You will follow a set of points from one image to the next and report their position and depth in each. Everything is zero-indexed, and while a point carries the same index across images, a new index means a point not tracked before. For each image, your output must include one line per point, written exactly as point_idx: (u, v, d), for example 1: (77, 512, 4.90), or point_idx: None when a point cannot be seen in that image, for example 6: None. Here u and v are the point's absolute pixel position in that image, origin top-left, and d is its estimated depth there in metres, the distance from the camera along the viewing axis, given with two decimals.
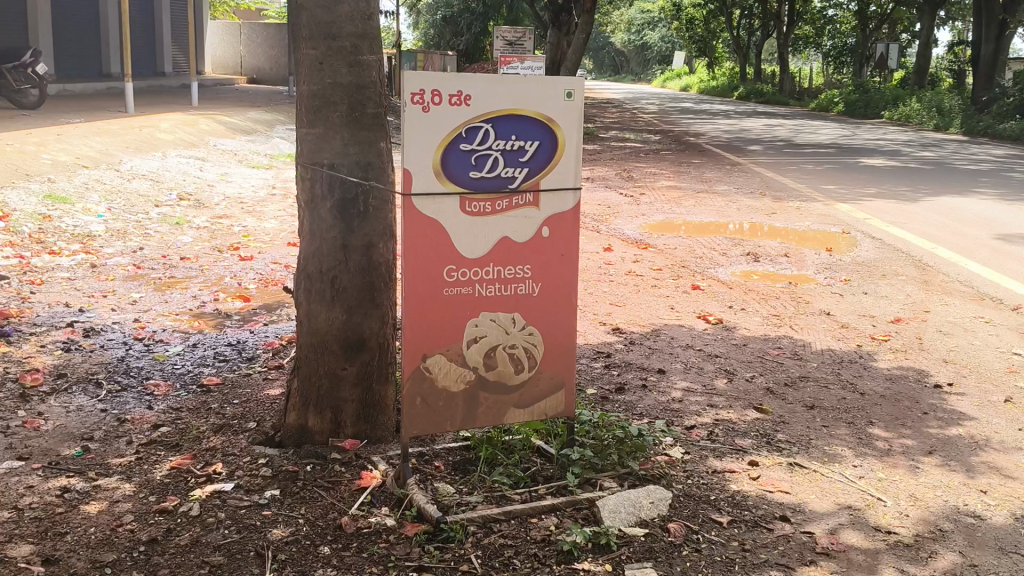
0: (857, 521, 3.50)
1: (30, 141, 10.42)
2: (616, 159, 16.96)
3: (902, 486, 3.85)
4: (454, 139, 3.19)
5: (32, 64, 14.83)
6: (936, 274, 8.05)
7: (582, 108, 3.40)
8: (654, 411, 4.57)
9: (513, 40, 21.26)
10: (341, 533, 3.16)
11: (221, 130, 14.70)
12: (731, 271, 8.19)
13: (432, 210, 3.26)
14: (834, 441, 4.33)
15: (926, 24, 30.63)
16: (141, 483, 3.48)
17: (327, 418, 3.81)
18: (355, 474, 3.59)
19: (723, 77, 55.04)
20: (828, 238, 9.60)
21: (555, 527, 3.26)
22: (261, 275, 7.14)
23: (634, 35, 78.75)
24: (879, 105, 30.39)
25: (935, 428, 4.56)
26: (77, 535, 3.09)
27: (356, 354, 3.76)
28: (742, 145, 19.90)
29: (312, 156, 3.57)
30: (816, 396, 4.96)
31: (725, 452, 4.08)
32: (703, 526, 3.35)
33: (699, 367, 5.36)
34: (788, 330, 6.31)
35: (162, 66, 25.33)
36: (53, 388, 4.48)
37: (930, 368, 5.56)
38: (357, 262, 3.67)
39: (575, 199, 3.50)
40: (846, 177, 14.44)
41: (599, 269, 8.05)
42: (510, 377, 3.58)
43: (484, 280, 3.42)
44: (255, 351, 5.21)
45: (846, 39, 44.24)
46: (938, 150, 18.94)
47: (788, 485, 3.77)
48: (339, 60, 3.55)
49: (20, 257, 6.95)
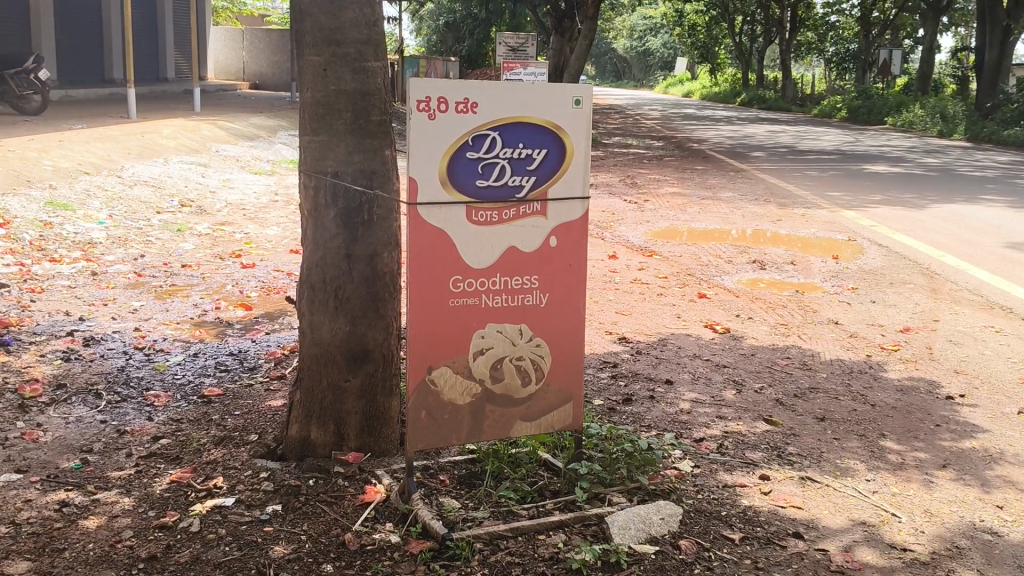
0: (872, 538, 3.43)
1: (32, 147, 10.37)
2: (619, 165, 16.90)
3: (916, 501, 3.77)
4: (460, 147, 3.13)
5: (34, 70, 14.79)
6: (944, 282, 7.98)
7: (591, 115, 3.33)
8: (663, 423, 4.50)
9: (516, 46, 21.22)
10: (344, 550, 3.09)
11: (223, 136, 14.67)
12: (737, 279, 8.11)
13: (438, 219, 3.19)
14: (845, 454, 4.25)
15: (929, 30, 30.56)
16: (141, 498, 3.41)
17: (330, 430, 3.74)
18: (358, 489, 3.52)
19: (725, 83, 55.04)
20: (833, 246, 9.53)
21: (564, 544, 3.18)
22: (263, 283, 7.08)
23: (636, 41, 78.85)
24: (882, 111, 30.32)
25: (948, 440, 4.49)
26: (75, 551, 3.02)
27: (359, 366, 3.70)
28: (745, 151, 19.85)
29: (315, 164, 3.51)
30: (826, 407, 4.88)
31: (736, 466, 4.00)
32: (715, 543, 3.27)
33: (707, 377, 5.29)
34: (796, 340, 6.24)
35: (164, 72, 25.34)
36: (52, 398, 4.41)
37: (942, 379, 5.48)
38: (361, 272, 3.60)
39: (583, 208, 3.43)
40: (851, 184, 14.38)
41: (604, 277, 7.98)
42: (516, 390, 3.51)
43: (491, 291, 3.35)
44: (257, 361, 5.15)
45: (849, 45, 44.15)
46: (943, 156, 18.86)
47: (801, 500, 3.69)
48: (344, 66, 3.49)
49: (20, 265, 6.89)
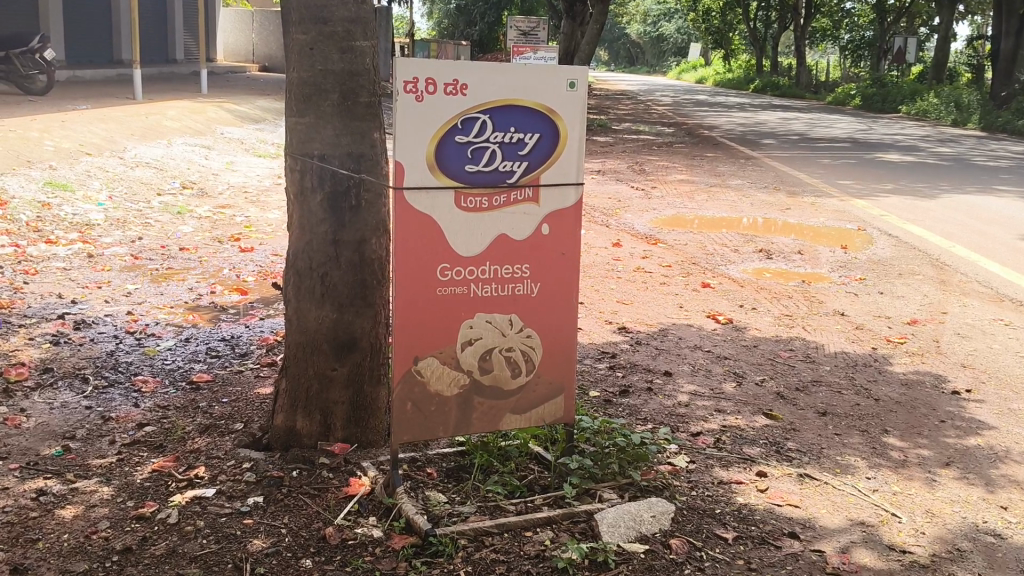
0: (870, 539, 3.32)
1: (34, 127, 10.30)
2: (628, 152, 16.69)
3: (918, 500, 3.66)
4: (449, 130, 3.02)
5: (40, 50, 14.75)
6: (954, 274, 7.83)
7: (585, 99, 3.22)
8: (659, 417, 4.39)
9: (527, 29, 21.03)
10: (325, 544, 3.01)
11: (229, 118, 14.58)
12: (742, 268, 7.98)
13: (426, 205, 3.08)
14: (845, 451, 4.14)
15: (945, 18, 30.10)
16: (120, 487, 3.34)
17: (316, 421, 3.66)
18: (342, 481, 3.44)
19: (739, 70, 54.63)
20: (843, 236, 9.36)
21: (551, 542, 3.09)
22: (261, 267, 7.01)
23: (650, 27, 78.14)
24: (896, 99, 29.95)
25: (953, 437, 4.37)
26: (49, 542, 2.95)
27: (346, 355, 3.61)
28: (756, 138, 19.63)
29: (301, 146, 3.41)
30: (828, 402, 4.77)
31: (732, 462, 3.90)
32: (707, 542, 3.17)
33: (707, 369, 5.18)
34: (800, 331, 6.12)
35: (173, 53, 25.25)
36: (38, 383, 4.35)
37: (948, 374, 5.35)
38: (348, 258, 3.51)
39: (577, 195, 3.32)
40: (863, 173, 14.17)
41: (607, 265, 7.86)
42: (506, 382, 3.41)
43: (480, 279, 3.25)
44: (249, 347, 5.07)
45: (864, 32, 43.65)
46: (957, 145, 18.60)
47: (797, 498, 3.59)
48: (331, 45, 3.38)
49: (16, 246, 6.82)
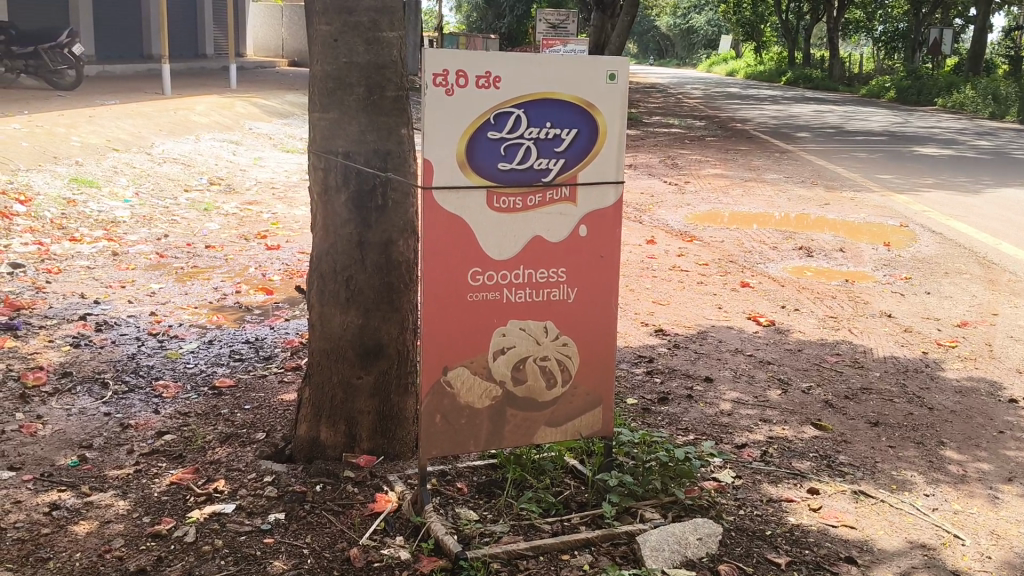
0: (932, 564, 3.08)
1: (62, 123, 10.25)
2: (660, 146, 16.41)
3: (981, 521, 3.41)
4: (481, 126, 2.82)
5: (67, 45, 14.79)
6: (1003, 273, 7.48)
7: (626, 91, 3.00)
8: (701, 427, 4.16)
9: (556, 22, 20.74)
10: (349, 567, 2.83)
11: (257, 112, 14.53)
12: (782, 266, 7.71)
13: (455, 205, 2.88)
14: (901, 465, 3.88)
15: (982, 9, 29.26)
16: (137, 501, 3.18)
17: (341, 431, 3.48)
18: (367, 497, 3.26)
19: (771, 61, 53.83)
20: (884, 232, 9.02)
21: (589, 567, 2.88)
22: (287, 265, 6.87)
23: (679, 19, 77.29)
24: (932, 92, 29.18)
25: (1013, 450, 4.10)
26: (60, 562, 2.80)
27: (373, 362, 3.43)
28: (791, 131, 19.21)
29: (325, 143, 3.23)
30: (880, 411, 4.50)
31: (782, 477, 3.67)
32: (758, 568, 2.95)
33: (750, 375, 4.94)
34: (846, 333, 5.85)
35: (204, 48, 25.35)
36: (56, 388, 4.22)
37: (1005, 379, 5.06)
38: (374, 261, 3.32)
39: (617, 194, 3.11)
40: (903, 167, 13.76)
41: (641, 262, 7.64)
42: (540, 393, 3.20)
43: (513, 284, 3.04)
44: (273, 350, 4.92)
45: (898, 23, 42.63)
46: (998, 138, 17.98)
47: (853, 518, 3.35)
48: (356, 37, 3.19)
49: (39, 243, 6.75)
